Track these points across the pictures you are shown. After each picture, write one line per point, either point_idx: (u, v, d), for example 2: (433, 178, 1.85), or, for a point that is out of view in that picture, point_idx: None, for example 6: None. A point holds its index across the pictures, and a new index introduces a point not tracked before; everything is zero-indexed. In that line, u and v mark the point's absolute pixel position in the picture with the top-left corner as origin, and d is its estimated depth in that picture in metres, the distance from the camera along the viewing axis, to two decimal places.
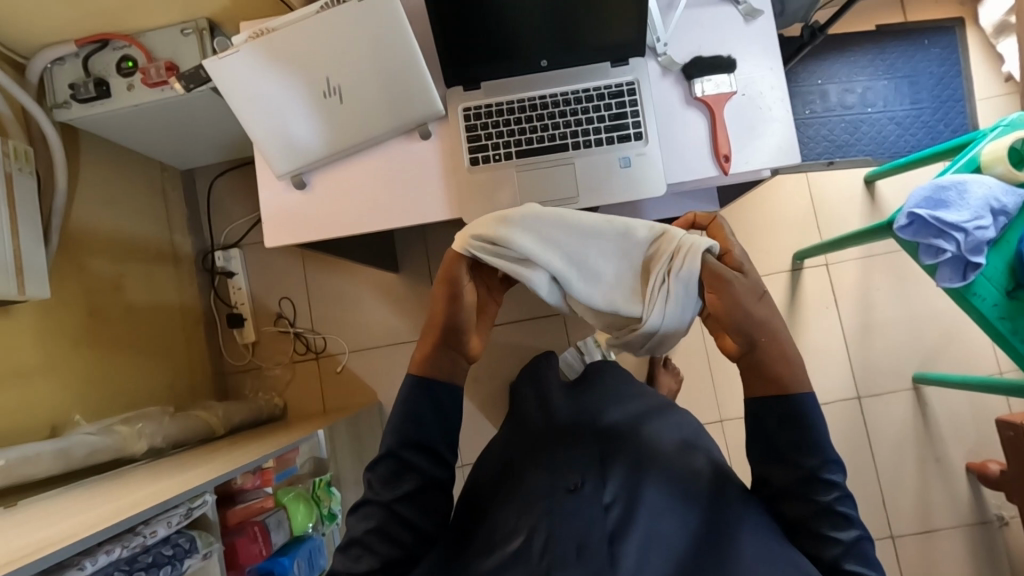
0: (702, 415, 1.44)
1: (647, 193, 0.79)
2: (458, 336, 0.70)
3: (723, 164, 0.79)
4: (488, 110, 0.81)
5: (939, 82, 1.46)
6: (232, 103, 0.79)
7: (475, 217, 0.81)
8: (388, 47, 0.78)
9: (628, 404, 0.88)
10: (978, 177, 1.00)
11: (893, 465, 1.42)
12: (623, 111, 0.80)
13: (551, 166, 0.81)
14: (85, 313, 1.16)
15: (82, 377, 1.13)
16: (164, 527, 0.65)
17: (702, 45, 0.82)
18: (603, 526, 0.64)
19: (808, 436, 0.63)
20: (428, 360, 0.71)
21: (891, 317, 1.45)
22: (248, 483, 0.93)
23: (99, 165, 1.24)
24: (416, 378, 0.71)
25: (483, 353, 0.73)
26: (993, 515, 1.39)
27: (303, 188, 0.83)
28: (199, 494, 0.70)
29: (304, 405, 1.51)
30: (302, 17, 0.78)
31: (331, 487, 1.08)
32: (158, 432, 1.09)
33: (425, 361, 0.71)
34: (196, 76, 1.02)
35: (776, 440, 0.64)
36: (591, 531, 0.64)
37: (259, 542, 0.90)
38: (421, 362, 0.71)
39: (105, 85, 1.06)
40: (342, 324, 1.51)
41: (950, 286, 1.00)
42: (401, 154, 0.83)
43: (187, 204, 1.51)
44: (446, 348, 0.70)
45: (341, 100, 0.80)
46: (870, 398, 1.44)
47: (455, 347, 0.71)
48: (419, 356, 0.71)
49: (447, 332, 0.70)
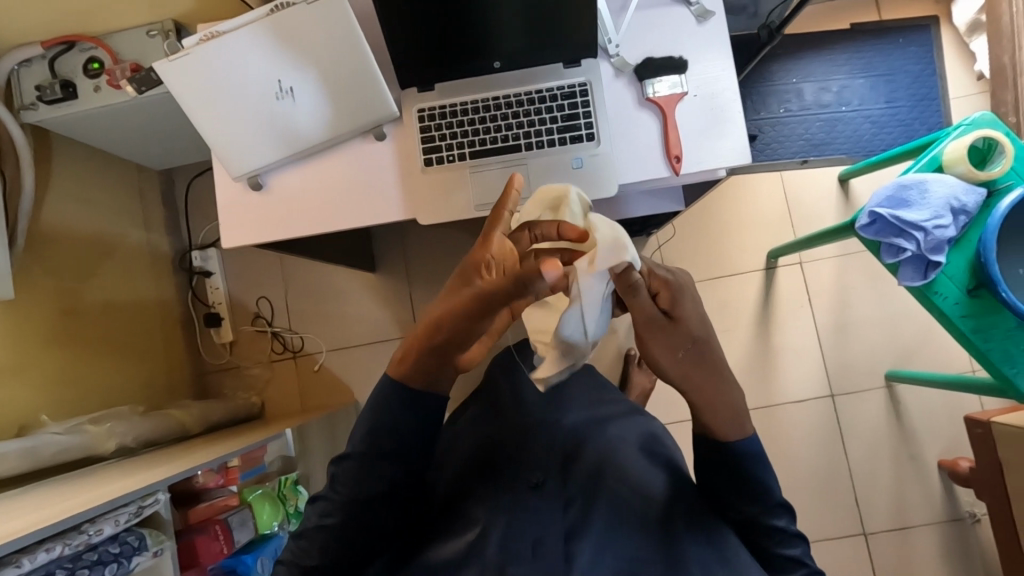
0: (676, 413, 1.44)
1: (600, 193, 0.80)
2: (456, 343, 0.58)
3: (674, 165, 0.79)
4: (442, 111, 0.82)
5: (915, 80, 1.46)
6: (187, 105, 0.79)
7: (431, 216, 0.82)
8: (341, 49, 0.79)
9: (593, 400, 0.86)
10: (940, 176, 1.00)
11: (867, 462, 1.42)
12: (575, 112, 0.80)
13: (504, 167, 0.81)
14: (57, 313, 1.17)
15: (52, 376, 1.13)
16: (110, 526, 0.66)
17: (655, 46, 0.82)
18: (559, 525, 0.67)
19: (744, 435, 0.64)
20: (415, 370, 0.61)
21: (865, 315, 1.45)
22: (212, 482, 0.93)
23: (72, 165, 1.25)
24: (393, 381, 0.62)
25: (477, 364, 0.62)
26: (966, 512, 1.40)
27: (259, 189, 0.83)
28: (150, 493, 0.72)
29: (281, 404, 1.51)
30: (256, 19, 0.79)
31: (298, 486, 1.09)
32: (128, 431, 1.09)
33: (411, 369, 0.61)
34: (148, 79, 1.01)
35: (717, 440, 0.64)
36: (549, 530, 0.66)
37: (221, 541, 0.91)
38: (404, 369, 0.61)
39: (72, 86, 1.06)
40: (319, 324, 1.51)
41: (911, 284, 1.01)
42: (357, 154, 0.83)
43: (165, 204, 1.51)
44: (438, 356, 0.59)
45: (296, 102, 0.80)
46: (844, 396, 1.44)
47: (449, 356, 0.60)
48: (404, 363, 0.61)
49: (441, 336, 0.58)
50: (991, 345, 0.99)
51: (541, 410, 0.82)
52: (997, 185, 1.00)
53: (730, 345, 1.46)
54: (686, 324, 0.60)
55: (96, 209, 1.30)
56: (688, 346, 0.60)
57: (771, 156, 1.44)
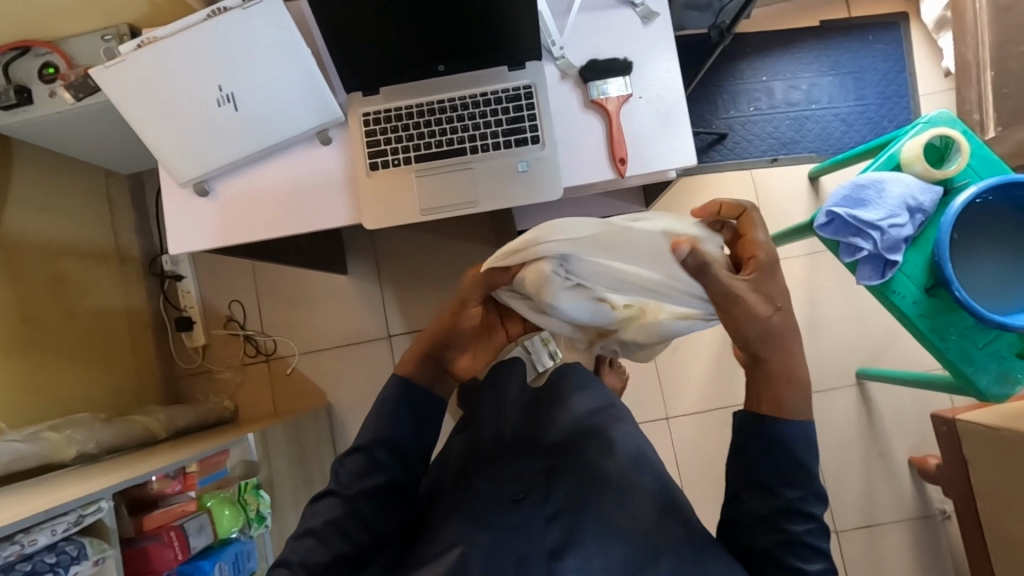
0: (647, 413, 1.44)
1: (546, 196, 0.80)
2: (444, 343, 0.73)
3: (619, 167, 0.80)
4: (387, 115, 0.82)
5: (883, 77, 1.46)
6: (127, 113, 0.79)
7: (378, 220, 0.82)
8: (285, 55, 0.79)
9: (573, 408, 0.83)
10: (896, 175, 1.00)
11: (837, 459, 1.43)
12: (520, 115, 0.80)
13: (449, 171, 0.81)
14: (16, 321, 1.16)
15: (12, 384, 1.13)
16: (45, 536, 0.67)
17: (601, 48, 0.83)
18: (544, 543, 0.63)
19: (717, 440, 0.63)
20: (416, 364, 0.73)
21: (835, 313, 1.46)
22: (169, 488, 0.93)
23: (35, 171, 1.24)
24: (401, 377, 0.72)
25: (472, 374, 0.74)
26: (936, 509, 1.40)
27: (206, 195, 0.84)
28: (92, 501, 0.72)
29: (253, 407, 1.51)
30: (195, 23, 0.78)
31: (261, 490, 1.08)
32: (89, 438, 1.09)
33: (417, 369, 0.73)
34: (85, 85, 1.03)
35: None
36: (534, 546, 0.63)
37: (175, 547, 0.90)
38: (406, 362, 0.73)
39: (27, 91, 1.05)
40: (291, 327, 1.51)
41: (869, 283, 1.00)
42: (303, 160, 0.83)
43: (134, 209, 1.50)
44: (434, 354, 0.73)
45: (237, 107, 0.80)
46: (814, 394, 1.44)
47: (441, 355, 0.73)
48: (405, 360, 0.73)
49: (430, 340, 0.73)
50: (949, 344, 0.98)
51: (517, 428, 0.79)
52: (954, 183, 1.00)
53: (702, 344, 1.45)
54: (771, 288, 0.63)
55: (61, 215, 1.29)
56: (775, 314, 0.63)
57: (739, 155, 1.45)
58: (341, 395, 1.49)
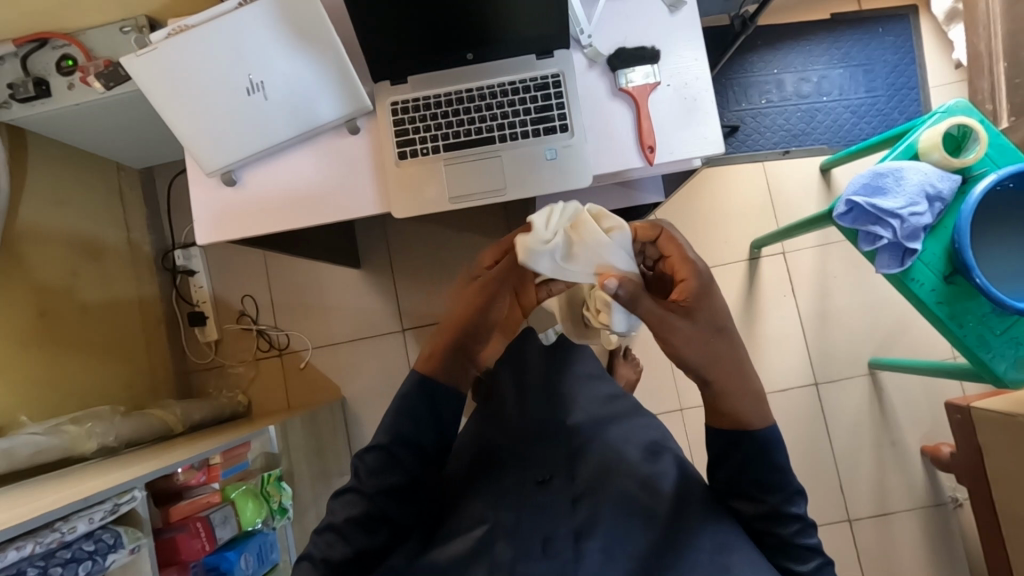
0: (663, 404, 1.43)
1: (574, 185, 0.81)
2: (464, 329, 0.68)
3: (648, 155, 0.81)
4: (415, 104, 0.82)
5: (893, 69, 1.47)
6: (158, 105, 0.80)
7: (406, 209, 0.82)
8: (316, 48, 0.80)
9: (595, 395, 0.83)
10: (914, 164, 1.00)
11: (850, 448, 1.44)
12: (548, 103, 0.81)
13: (476, 159, 0.82)
14: (33, 316, 1.15)
15: (29, 379, 1.12)
16: (84, 523, 0.68)
17: (627, 37, 0.84)
18: (569, 523, 0.61)
19: (730, 468, 0.60)
20: (435, 356, 0.67)
21: (846, 305, 1.47)
22: (193, 480, 0.92)
23: (47, 165, 1.23)
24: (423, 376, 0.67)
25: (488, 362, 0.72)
26: (948, 497, 1.41)
27: (233, 184, 0.84)
28: (126, 490, 0.73)
29: (266, 402, 1.50)
30: (224, 13, 0.80)
31: (282, 483, 1.08)
32: (109, 431, 1.09)
33: (435, 355, 0.67)
34: (115, 74, 1.03)
35: None
36: (557, 526, 0.61)
37: (202, 538, 0.89)
38: (428, 357, 0.67)
39: (46, 84, 1.05)
40: (305, 321, 1.50)
41: (888, 271, 1.01)
42: (332, 149, 0.84)
43: (145, 203, 1.49)
44: (455, 345, 0.68)
45: (266, 96, 0.80)
46: (828, 384, 1.45)
47: (464, 346, 0.69)
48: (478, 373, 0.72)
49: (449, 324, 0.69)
50: (967, 330, 0.99)
51: (540, 413, 0.77)
52: (972, 172, 1.01)
53: None
54: (710, 314, 0.60)
55: (74, 209, 1.29)
56: (705, 336, 0.59)
57: (751, 148, 1.44)
58: (355, 389, 1.49)
